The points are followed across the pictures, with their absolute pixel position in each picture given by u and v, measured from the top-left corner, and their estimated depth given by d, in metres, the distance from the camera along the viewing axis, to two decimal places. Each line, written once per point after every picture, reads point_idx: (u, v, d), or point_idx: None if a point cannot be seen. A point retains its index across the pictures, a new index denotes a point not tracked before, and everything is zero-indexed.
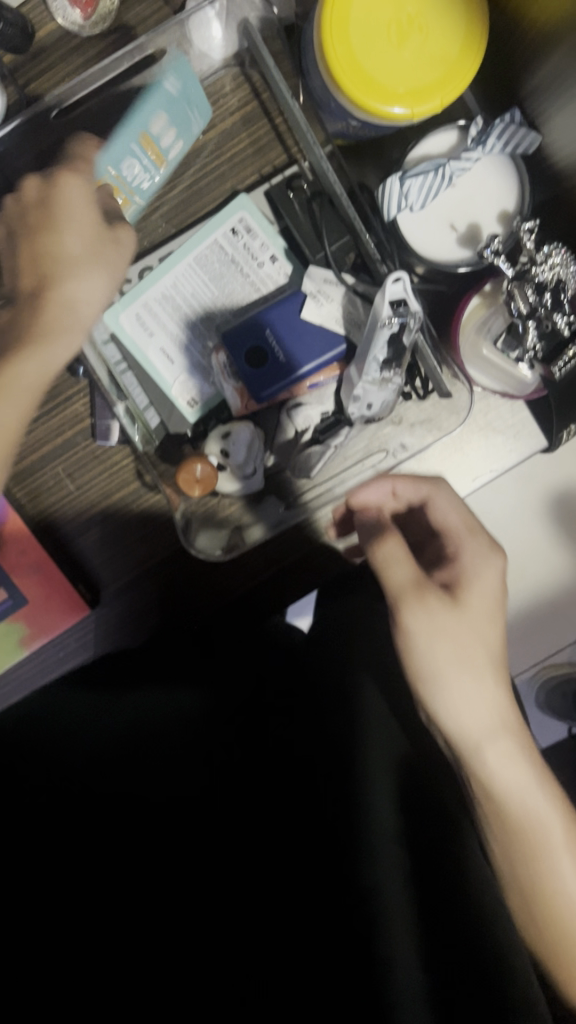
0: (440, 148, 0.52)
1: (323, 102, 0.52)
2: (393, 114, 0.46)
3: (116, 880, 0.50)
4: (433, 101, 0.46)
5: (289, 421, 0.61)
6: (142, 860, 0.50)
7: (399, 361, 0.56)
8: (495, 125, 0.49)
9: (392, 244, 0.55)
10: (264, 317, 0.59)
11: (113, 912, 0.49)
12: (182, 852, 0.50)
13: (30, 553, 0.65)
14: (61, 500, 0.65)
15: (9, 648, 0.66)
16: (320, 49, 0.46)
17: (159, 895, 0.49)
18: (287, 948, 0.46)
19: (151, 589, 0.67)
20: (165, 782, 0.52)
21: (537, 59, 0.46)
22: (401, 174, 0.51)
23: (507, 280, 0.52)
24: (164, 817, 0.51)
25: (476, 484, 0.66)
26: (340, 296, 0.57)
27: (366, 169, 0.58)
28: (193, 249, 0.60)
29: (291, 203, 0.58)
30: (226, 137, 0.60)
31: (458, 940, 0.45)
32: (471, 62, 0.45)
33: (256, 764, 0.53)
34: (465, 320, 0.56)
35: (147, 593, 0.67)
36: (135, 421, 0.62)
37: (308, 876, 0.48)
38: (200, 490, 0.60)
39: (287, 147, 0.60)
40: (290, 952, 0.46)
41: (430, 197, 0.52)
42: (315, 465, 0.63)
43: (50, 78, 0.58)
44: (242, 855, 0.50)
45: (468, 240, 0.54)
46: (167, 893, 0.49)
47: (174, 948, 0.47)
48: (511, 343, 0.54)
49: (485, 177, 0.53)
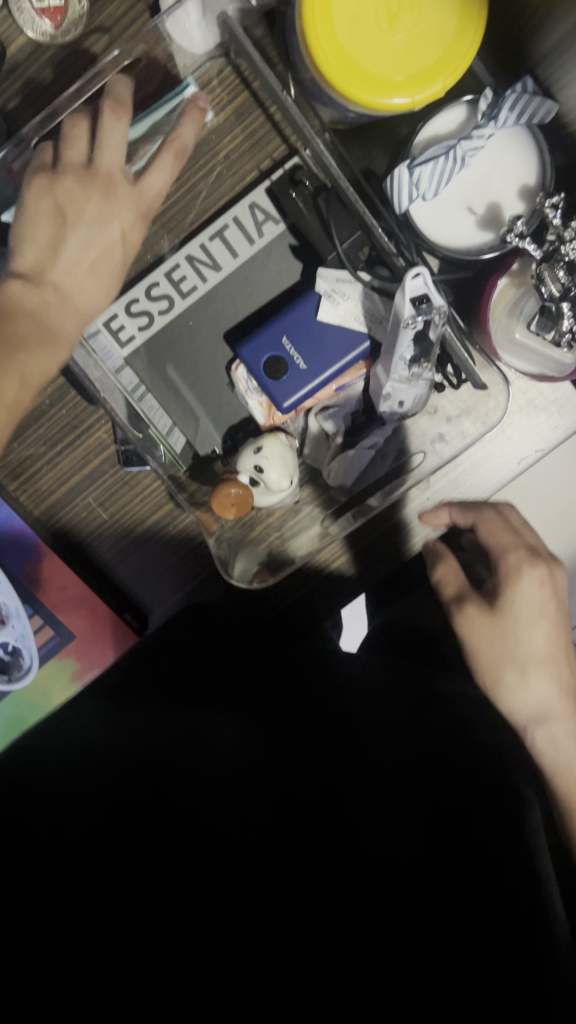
0: (448, 127, 0.48)
1: (316, 96, 0.48)
2: (393, 104, 0.42)
3: (164, 885, 0.44)
4: (434, 85, 0.42)
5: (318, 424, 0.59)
6: (167, 864, 0.45)
7: (427, 356, 0.52)
8: (506, 96, 0.45)
9: (407, 235, 0.51)
10: (279, 324, 0.56)
11: (156, 903, 0.44)
12: (193, 867, 0.45)
13: (71, 588, 0.62)
14: (100, 530, 0.63)
15: (61, 687, 0.62)
16: (300, 35, 0.42)
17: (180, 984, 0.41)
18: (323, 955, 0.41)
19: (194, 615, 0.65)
20: (191, 795, 0.47)
21: (546, 23, 0.41)
22: (409, 162, 0.47)
23: (536, 264, 0.48)
24: (183, 841, 0.45)
25: (522, 466, 0.62)
26: (356, 292, 0.54)
27: (373, 152, 0.54)
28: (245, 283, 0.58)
29: (294, 201, 0.54)
30: (219, 136, 0.56)
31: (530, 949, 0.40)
32: (469, 39, 0.41)
33: (304, 839, 0.45)
34: (496, 301, 0.53)
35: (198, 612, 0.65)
36: (160, 446, 0.59)
37: (359, 913, 0.42)
38: (235, 512, 0.57)
39: (285, 138, 0.56)
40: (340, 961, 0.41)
41: (443, 183, 0.48)
42: (351, 472, 0.59)
43: (28, 97, 0.55)
44: (317, 873, 0.44)
45: (489, 222, 0.50)
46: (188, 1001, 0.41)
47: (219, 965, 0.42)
48: (546, 324, 0.51)
49: (500, 151, 0.49)
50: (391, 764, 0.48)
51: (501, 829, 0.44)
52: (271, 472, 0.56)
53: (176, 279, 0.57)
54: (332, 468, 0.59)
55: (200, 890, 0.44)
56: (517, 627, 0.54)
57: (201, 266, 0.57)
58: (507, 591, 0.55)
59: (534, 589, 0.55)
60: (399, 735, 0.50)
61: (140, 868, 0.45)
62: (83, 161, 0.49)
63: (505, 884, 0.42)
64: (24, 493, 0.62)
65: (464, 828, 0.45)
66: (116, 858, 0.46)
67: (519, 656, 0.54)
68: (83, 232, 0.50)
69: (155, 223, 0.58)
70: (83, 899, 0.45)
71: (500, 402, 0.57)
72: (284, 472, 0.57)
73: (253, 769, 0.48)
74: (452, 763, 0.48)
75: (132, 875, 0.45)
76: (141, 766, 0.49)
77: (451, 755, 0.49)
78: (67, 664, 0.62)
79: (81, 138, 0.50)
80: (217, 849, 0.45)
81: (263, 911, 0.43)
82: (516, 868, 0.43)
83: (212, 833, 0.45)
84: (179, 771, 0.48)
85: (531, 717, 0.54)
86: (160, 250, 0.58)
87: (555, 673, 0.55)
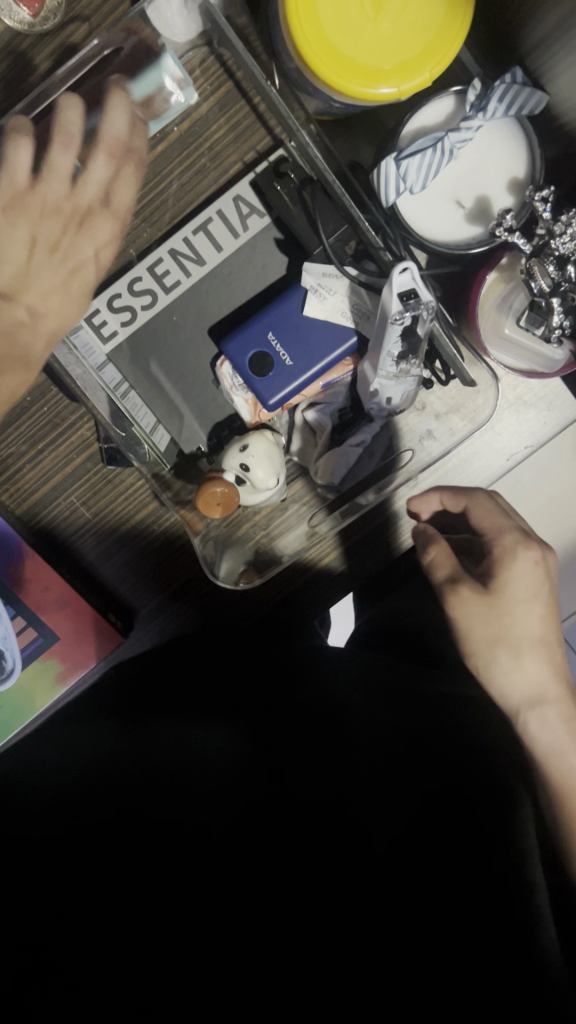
0: (436, 119, 0.47)
1: (300, 86, 0.47)
2: (379, 94, 0.41)
3: (160, 895, 0.44)
4: (420, 75, 0.41)
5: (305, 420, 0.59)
6: (164, 873, 0.44)
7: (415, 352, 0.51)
8: (495, 87, 0.44)
9: (393, 228, 0.49)
10: (264, 319, 0.55)
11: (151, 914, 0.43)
12: (192, 875, 0.44)
13: (54, 588, 0.61)
14: (84, 530, 0.62)
15: (46, 688, 0.62)
16: (283, 24, 0.41)
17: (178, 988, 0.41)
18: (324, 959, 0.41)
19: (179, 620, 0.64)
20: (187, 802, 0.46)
21: (536, 12, 0.40)
22: (396, 154, 0.46)
23: (525, 258, 0.47)
24: (183, 848, 0.45)
25: (511, 462, 0.61)
26: (343, 287, 0.53)
27: (359, 144, 0.53)
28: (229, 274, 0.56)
29: (279, 194, 0.53)
30: (202, 126, 0.55)
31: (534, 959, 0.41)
32: (456, 28, 0.40)
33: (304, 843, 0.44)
34: (484, 297, 0.52)
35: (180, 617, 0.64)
36: (144, 443, 0.57)
37: (360, 915, 0.42)
38: (222, 511, 0.56)
39: (269, 128, 0.55)
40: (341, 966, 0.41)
41: (431, 176, 0.47)
42: (339, 473, 0.58)
43: (5, 86, 0.54)
44: (317, 877, 0.44)
45: (477, 216, 0.49)
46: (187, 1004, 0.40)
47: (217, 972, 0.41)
48: (535, 319, 0.50)
49: (489, 143, 0.48)
50: (390, 768, 0.48)
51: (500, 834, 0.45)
52: (257, 470, 0.56)
53: (159, 273, 0.56)
54: (319, 467, 0.58)
55: (199, 898, 0.43)
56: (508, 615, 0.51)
57: (185, 260, 0.56)
58: (502, 581, 0.51)
59: (524, 574, 0.52)
60: (386, 733, 0.50)
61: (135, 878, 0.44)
62: (30, 183, 0.49)
63: (505, 895, 0.43)
64: (5, 492, 0.61)
65: (466, 833, 0.45)
66: (109, 867, 0.45)
67: (515, 639, 0.52)
68: (57, 260, 0.51)
69: (138, 216, 0.56)
70: (77, 900, 0.44)
71: (489, 397, 0.56)
72: (271, 469, 0.56)
73: (250, 769, 0.47)
74: (452, 764, 0.48)
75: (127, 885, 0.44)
76: (128, 773, 0.48)
77: (449, 757, 0.48)
78: (51, 665, 0.61)
79: (24, 157, 0.47)
80: (216, 856, 0.44)
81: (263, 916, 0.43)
82: (515, 878, 0.44)
83: (210, 841, 0.45)
84: (173, 778, 0.47)
85: (525, 701, 0.52)
86: (143, 244, 0.57)
87: (549, 657, 0.53)
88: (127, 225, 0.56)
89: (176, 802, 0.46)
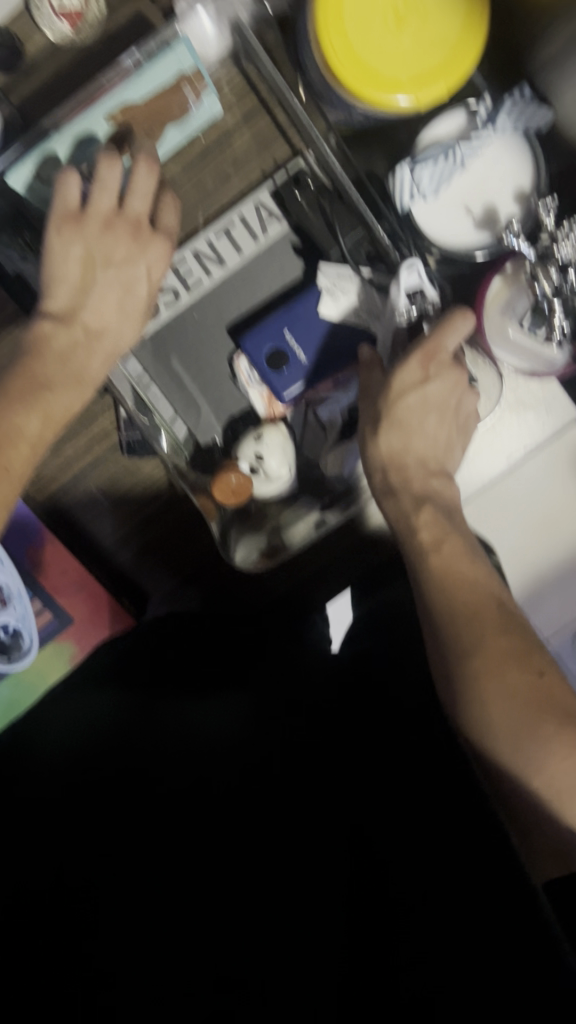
0: (449, 131, 0.51)
1: (324, 97, 0.50)
2: (396, 102, 0.44)
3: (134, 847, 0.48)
4: (437, 85, 0.44)
5: (316, 416, 0.60)
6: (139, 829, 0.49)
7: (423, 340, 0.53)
8: (504, 102, 0.49)
9: (406, 233, 0.54)
10: (281, 317, 0.58)
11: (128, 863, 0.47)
12: (163, 833, 0.48)
13: (71, 573, 0.63)
14: (101, 517, 0.65)
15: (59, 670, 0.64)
16: (314, 37, 0.44)
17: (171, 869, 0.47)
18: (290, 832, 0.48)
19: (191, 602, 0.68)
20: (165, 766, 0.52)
21: (545, 32, 0.44)
22: (411, 162, 0.50)
23: (530, 263, 0.50)
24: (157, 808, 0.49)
25: (511, 463, 0.64)
26: (356, 288, 0.57)
27: (374, 156, 0.57)
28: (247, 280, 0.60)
29: (299, 200, 0.57)
30: (228, 136, 0.58)
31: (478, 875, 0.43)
32: (471, 44, 0.44)
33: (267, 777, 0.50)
34: (489, 302, 0.55)
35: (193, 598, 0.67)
36: (164, 431, 0.60)
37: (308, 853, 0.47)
38: (236, 498, 0.59)
39: (290, 140, 0.58)
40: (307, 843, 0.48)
41: (443, 183, 0.51)
42: (348, 464, 0.61)
43: (44, 94, 0.57)
44: (282, 796, 0.50)
45: (486, 223, 0.52)
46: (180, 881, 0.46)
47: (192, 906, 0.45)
48: (539, 322, 0.54)
49: (498, 155, 0.51)
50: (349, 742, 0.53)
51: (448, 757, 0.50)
52: (271, 458, 0.59)
53: (182, 272, 0.59)
54: (328, 460, 0.61)
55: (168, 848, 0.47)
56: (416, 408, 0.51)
57: (207, 261, 0.59)
58: (436, 337, 0.50)
59: (455, 367, 0.51)
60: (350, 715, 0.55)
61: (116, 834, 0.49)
62: (79, 209, 0.52)
63: (453, 815, 0.46)
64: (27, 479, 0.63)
65: (419, 781, 0.49)
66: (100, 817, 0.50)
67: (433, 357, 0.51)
68: (112, 274, 0.53)
69: None
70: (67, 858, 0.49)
71: (493, 393, 0.59)
72: (283, 458, 0.59)
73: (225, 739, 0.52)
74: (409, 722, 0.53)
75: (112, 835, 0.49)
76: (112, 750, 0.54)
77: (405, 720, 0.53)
78: (64, 649, 0.63)
79: (74, 184, 0.51)
80: (191, 806, 0.49)
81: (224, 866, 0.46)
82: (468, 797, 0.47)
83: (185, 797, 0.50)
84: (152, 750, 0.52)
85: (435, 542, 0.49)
86: None
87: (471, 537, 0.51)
88: None
89: (158, 764, 0.52)
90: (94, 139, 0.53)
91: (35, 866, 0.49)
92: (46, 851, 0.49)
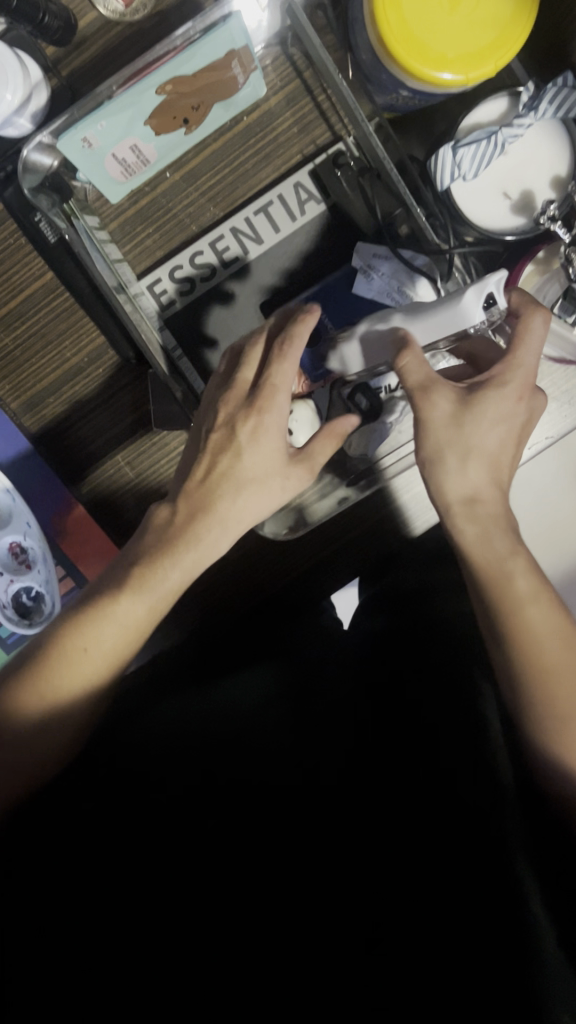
0: (491, 116, 0.52)
1: (371, 78, 0.52)
2: (443, 80, 0.46)
3: (149, 861, 0.45)
4: (485, 66, 0.46)
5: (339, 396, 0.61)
6: (156, 825, 0.46)
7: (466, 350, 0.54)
8: (548, 89, 0.49)
9: (444, 215, 0.56)
10: (315, 295, 0.59)
11: (142, 875, 0.44)
12: (180, 841, 0.46)
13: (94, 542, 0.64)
14: (128, 485, 0.67)
15: None
16: (367, 14, 0.46)
17: (181, 889, 0.44)
18: (305, 886, 0.45)
19: (209, 579, 0.68)
20: (185, 760, 0.49)
21: None
22: (454, 144, 0.51)
23: (565, 247, 0.51)
24: (174, 814, 0.47)
25: (532, 451, 0.66)
26: (389, 269, 0.57)
27: (413, 142, 0.58)
28: (289, 258, 0.61)
29: (338, 180, 0.58)
30: (270, 118, 0.60)
31: (510, 919, 0.42)
32: (519, 28, 0.45)
33: (305, 795, 0.48)
34: (522, 285, 0.57)
35: (214, 572, 0.68)
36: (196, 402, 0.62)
37: (327, 869, 0.45)
38: None
39: (330, 123, 0.60)
40: (317, 889, 0.44)
41: (483, 166, 0.52)
42: (372, 443, 0.62)
43: (93, 67, 0.59)
44: (327, 846, 0.46)
45: (521, 208, 0.54)
46: (186, 894, 0.44)
47: (203, 944, 0.42)
48: (568, 308, 0.55)
49: (536, 144, 0.53)
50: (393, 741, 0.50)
51: (465, 767, 0.49)
52: (299, 435, 0.58)
53: (219, 249, 0.61)
54: (353, 441, 0.61)
55: (184, 872, 0.45)
56: (477, 419, 0.46)
57: (245, 238, 0.61)
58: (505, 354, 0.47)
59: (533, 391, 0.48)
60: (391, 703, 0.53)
61: (124, 837, 0.45)
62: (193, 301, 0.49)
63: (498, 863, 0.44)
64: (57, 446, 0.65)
65: (464, 755, 0.49)
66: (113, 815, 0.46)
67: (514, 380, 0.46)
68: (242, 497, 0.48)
69: (203, 195, 0.61)
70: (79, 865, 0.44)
71: (525, 368, 0.63)
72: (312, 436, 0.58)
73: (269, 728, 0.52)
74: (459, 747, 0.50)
75: (123, 842, 0.45)
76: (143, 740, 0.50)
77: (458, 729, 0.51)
78: None
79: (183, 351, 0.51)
80: (219, 806, 0.47)
81: (253, 887, 0.44)
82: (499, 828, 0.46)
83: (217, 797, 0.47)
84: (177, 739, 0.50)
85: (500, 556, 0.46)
86: (205, 222, 0.62)
87: None
88: (192, 202, 0.61)
89: (186, 762, 0.49)
90: (144, 113, 0.54)
91: (51, 896, 0.43)
92: (77, 859, 0.44)
